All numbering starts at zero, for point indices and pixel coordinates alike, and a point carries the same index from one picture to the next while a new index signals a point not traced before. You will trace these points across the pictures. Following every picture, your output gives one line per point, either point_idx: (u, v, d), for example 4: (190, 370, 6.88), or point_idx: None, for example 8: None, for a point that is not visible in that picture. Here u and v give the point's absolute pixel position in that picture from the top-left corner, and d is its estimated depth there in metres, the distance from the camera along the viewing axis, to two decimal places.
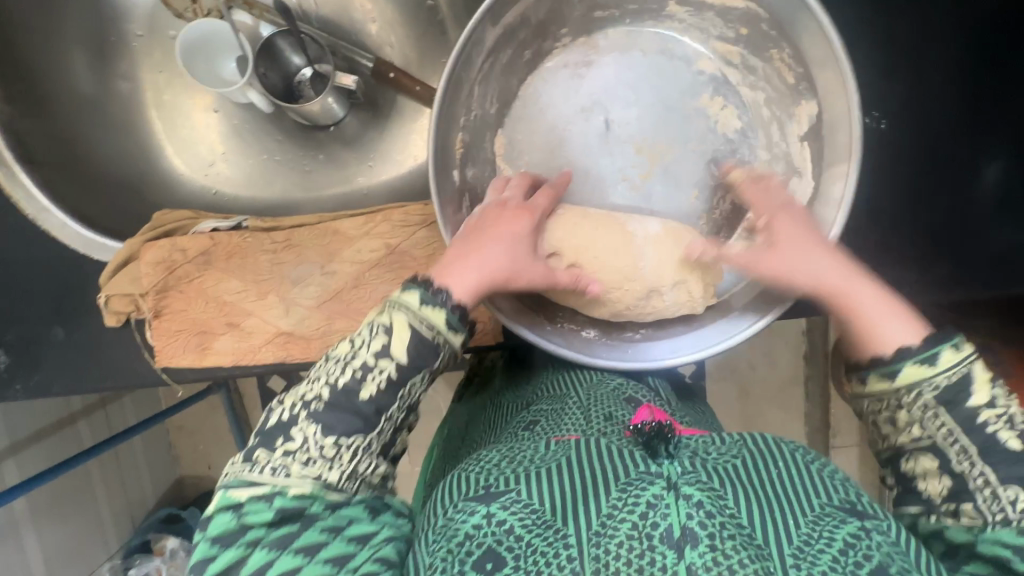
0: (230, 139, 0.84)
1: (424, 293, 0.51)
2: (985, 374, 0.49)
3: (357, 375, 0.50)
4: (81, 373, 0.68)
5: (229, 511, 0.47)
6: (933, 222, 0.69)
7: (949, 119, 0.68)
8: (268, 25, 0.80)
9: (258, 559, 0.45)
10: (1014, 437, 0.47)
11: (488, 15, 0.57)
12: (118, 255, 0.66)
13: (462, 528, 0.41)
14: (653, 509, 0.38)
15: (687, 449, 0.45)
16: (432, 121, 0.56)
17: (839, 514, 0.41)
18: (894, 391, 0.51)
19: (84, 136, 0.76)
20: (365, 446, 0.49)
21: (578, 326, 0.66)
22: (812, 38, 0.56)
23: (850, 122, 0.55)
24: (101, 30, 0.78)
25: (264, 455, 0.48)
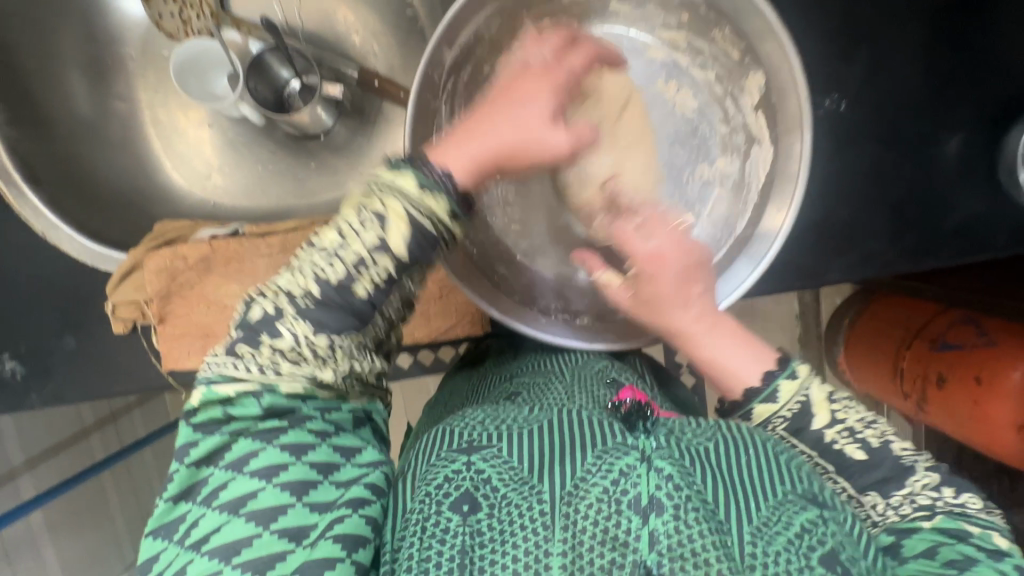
0: (225, 152, 0.88)
1: (422, 178, 0.49)
2: (821, 396, 0.56)
3: (350, 270, 0.48)
4: (95, 380, 0.72)
5: (213, 403, 0.48)
6: (898, 194, 0.72)
7: (902, 92, 0.71)
8: (256, 41, 0.83)
9: (243, 448, 0.46)
10: (859, 447, 0.53)
11: (443, 39, 0.60)
12: (123, 265, 0.69)
13: (442, 473, 0.45)
14: (624, 477, 0.41)
15: (665, 427, 0.48)
16: (408, 129, 0.60)
17: (801, 502, 0.44)
18: (758, 428, 0.57)
19: (85, 155, 0.80)
20: (359, 344, 0.50)
21: (571, 315, 0.69)
22: (748, 15, 0.58)
23: (794, 86, 0.58)
24: (96, 53, 0.82)
25: (247, 350, 0.48)
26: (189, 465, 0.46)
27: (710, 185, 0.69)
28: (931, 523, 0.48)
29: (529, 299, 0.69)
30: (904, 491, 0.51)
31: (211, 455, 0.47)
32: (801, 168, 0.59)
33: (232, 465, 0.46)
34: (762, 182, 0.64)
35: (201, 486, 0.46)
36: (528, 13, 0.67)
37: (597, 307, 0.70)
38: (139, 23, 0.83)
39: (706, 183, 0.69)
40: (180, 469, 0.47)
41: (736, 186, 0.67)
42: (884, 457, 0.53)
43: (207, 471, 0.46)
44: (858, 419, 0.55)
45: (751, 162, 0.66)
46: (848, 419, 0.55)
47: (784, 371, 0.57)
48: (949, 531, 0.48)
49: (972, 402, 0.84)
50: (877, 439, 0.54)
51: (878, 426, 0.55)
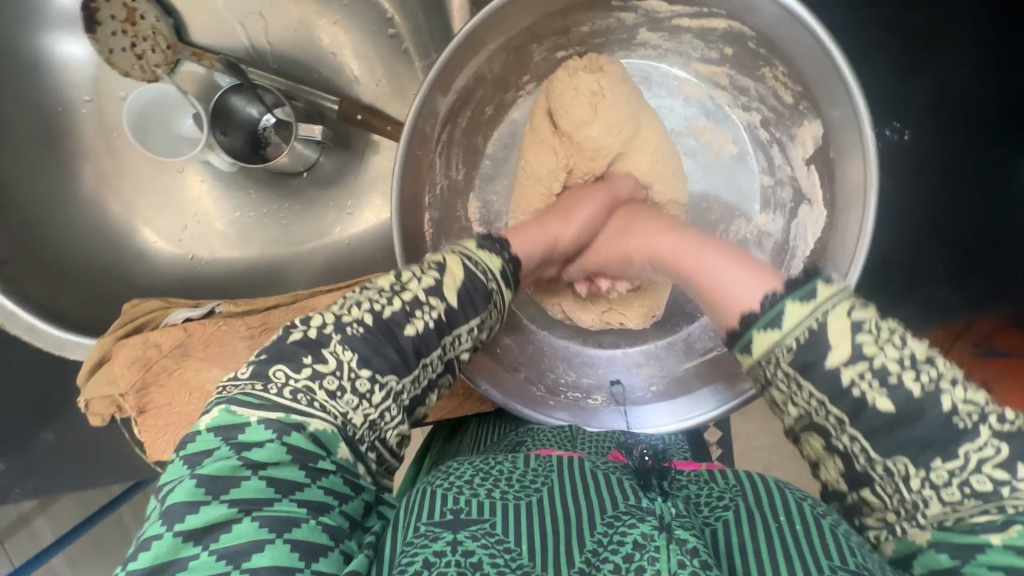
0: (199, 199, 0.79)
1: (486, 243, 0.53)
2: (843, 322, 0.38)
3: (406, 308, 0.47)
4: (79, 474, 0.67)
5: (225, 436, 0.38)
6: (963, 232, 0.62)
7: (982, 117, 0.59)
8: (223, 74, 0.75)
9: (241, 530, 0.34)
10: (887, 396, 0.37)
11: (436, 88, 0.50)
12: (90, 358, 0.62)
13: (420, 555, 0.35)
14: (639, 550, 0.34)
15: (682, 495, 0.42)
16: (394, 194, 0.50)
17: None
18: (760, 364, 0.41)
19: (44, 219, 0.72)
20: (398, 390, 0.45)
21: (585, 394, 0.63)
22: (807, 59, 0.49)
23: (861, 149, 0.47)
24: (45, 103, 0.73)
25: (284, 374, 0.42)
26: (173, 533, 0.34)
27: (749, 243, 0.61)
28: (1003, 537, 0.33)
29: (537, 378, 0.62)
30: (955, 464, 0.36)
31: (202, 531, 0.34)
32: (861, 248, 0.48)
33: (224, 554, 0.33)
34: (809, 250, 0.56)
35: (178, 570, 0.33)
36: (537, 47, 0.57)
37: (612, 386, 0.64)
38: (89, 64, 0.73)
39: (743, 241, 0.61)
40: (161, 536, 0.34)
41: (777, 249, 0.60)
42: (925, 410, 0.37)
43: (192, 550, 0.33)
44: (897, 354, 0.38)
45: (798, 223, 0.58)
46: (881, 358, 0.38)
47: (791, 292, 0.40)
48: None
49: None
50: (919, 385, 0.37)
51: (934, 366, 0.37)
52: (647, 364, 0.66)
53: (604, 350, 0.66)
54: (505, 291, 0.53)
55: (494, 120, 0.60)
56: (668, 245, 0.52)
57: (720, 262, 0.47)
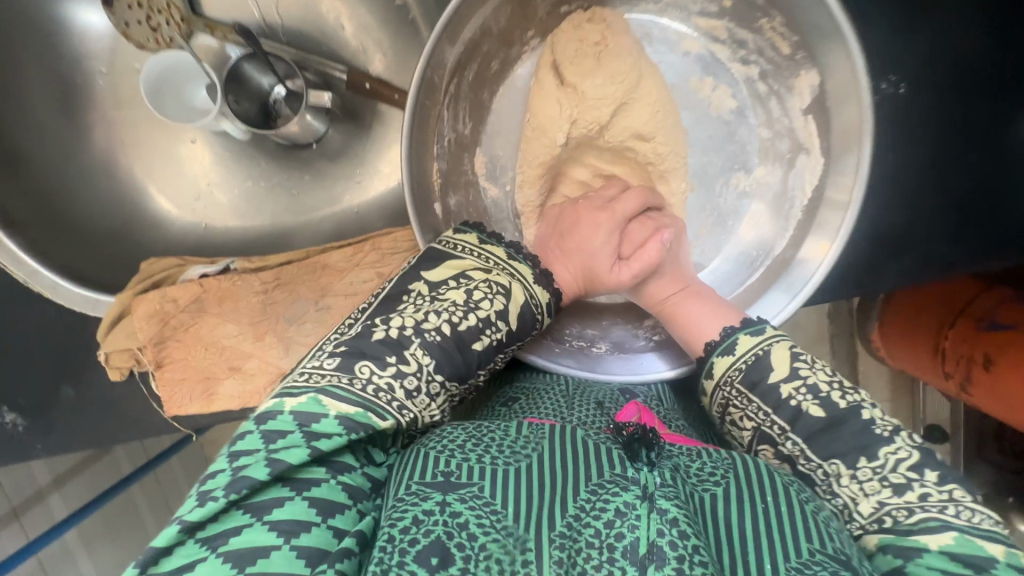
0: (212, 168, 0.82)
1: (537, 271, 0.54)
2: (783, 352, 0.49)
3: (478, 324, 0.50)
4: (98, 430, 0.69)
5: (297, 418, 0.42)
6: (960, 187, 0.64)
7: (974, 70, 0.61)
8: (233, 46, 0.76)
9: (270, 490, 0.38)
10: (818, 404, 0.47)
11: (445, 36, 0.52)
12: (111, 311, 0.64)
13: (410, 512, 0.38)
14: (620, 518, 0.36)
15: (669, 461, 0.42)
16: (404, 144, 0.52)
17: (831, 564, 0.36)
18: (720, 385, 0.51)
19: (63, 187, 0.75)
20: (450, 398, 0.51)
21: (587, 342, 0.64)
22: (808, 7, 0.52)
23: (858, 90, 0.52)
24: (64, 73, 0.75)
25: (369, 370, 0.46)
26: (217, 489, 0.37)
27: (748, 196, 0.63)
28: (938, 544, 0.39)
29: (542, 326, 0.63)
30: (876, 464, 0.44)
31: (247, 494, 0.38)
32: (856, 193, 0.53)
33: (251, 509, 0.37)
34: (807, 198, 0.59)
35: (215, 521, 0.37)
36: (542, 2, 0.59)
37: (615, 337, 0.65)
38: (106, 34, 0.75)
39: (742, 195, 0.63)
40: (217, 497, 0.37)
41: (776, 199, 0.62)
42: (847, 420, 0.46)
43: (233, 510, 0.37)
44: (827, 376, 0.48)
45: (795, 173, 0.61)
46: (813, 376, 0.48)
47: (745, 327, 0.52)
48: (969, 558, 0.38)
49: None
50: (845, 400, 0.46)
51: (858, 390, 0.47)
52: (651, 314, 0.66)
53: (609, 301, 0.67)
54: (548, 321, 0.57)
55: (500, 76, 0.62)
56: (673, 288, 0.58)
57: (702, 309, 0.56)
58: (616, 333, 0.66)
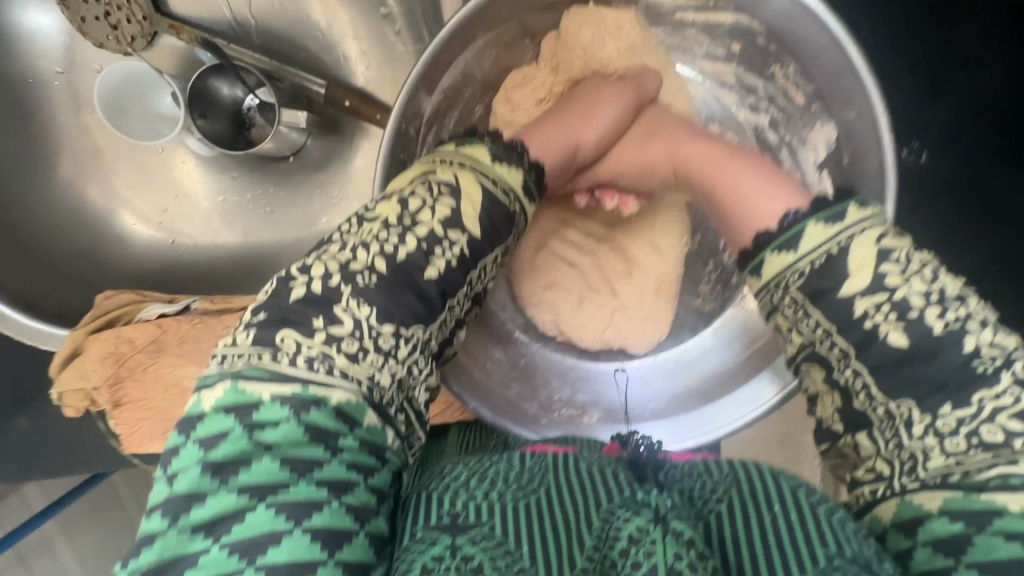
0: (180, 180, 0.76)
1: (497, 150, 0.49)
2: (868, 244, 0.40)
3: (422, 245, 0.44)
4: (53, 461, 0.66)
5: (234, 414, 0.36)
6: (978, 261, 0.63)
7: (1004, 134, 0.61)
8: (204, 50, 0.70)
9: (259, 521, 0.33)
10: (901, 331, 0.39)
11: (422, 82, 0.50)
12: (62, 350, 0.60)
13: (419, 561, 0.34)
14: (635, 546, 0.33)
15: (677, 482, 0.40)
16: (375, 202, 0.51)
17: (853, 568, 0.33)
18: (768, 288, 0.44)
19: (17, 198, 0.69)
20: (425, 340, 0.44)
21: (578, 410, 0.61)
22: (825, 52, 0.47)
23: (877, 150, 0.46)
24: (14, 71, 0.68)
25: (292, 343, 0.38)
26: (180, 529, 0.33)
27: None
28: (1023, 505, 0.33)
29: (528, 397, 0.61)
30: (968, 412, 0.37)
31: (210, 523, 0.33)
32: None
33: (239, 549, 0.32)
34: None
35: (188, 566, 0.32)
36: (529, 44, 0.58)
37: (609, 401, 0.62)
38: (60, 30, 0.69)
39: None
40: (169, 530, 0.33)
41: None
42: (940, 349, 0.38)
43: (201, 544, 0.32)
44: (924, 287, 0.39)
45: None
46: (903, 290, 0.39)
47: (821, 212, 0.42)
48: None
49: None
50: (942, 322, 0.38)
51: (961, 307, 0.39)
52: (650, 376, 0.63)
53: (599, 364, 0.64)
54: (529, 203, 0.51)
55: (485, 120, 0.60)
56: (681, 144, 0.54)
57: (750, 179, 0.49)
58: (610, 399, 0.62)
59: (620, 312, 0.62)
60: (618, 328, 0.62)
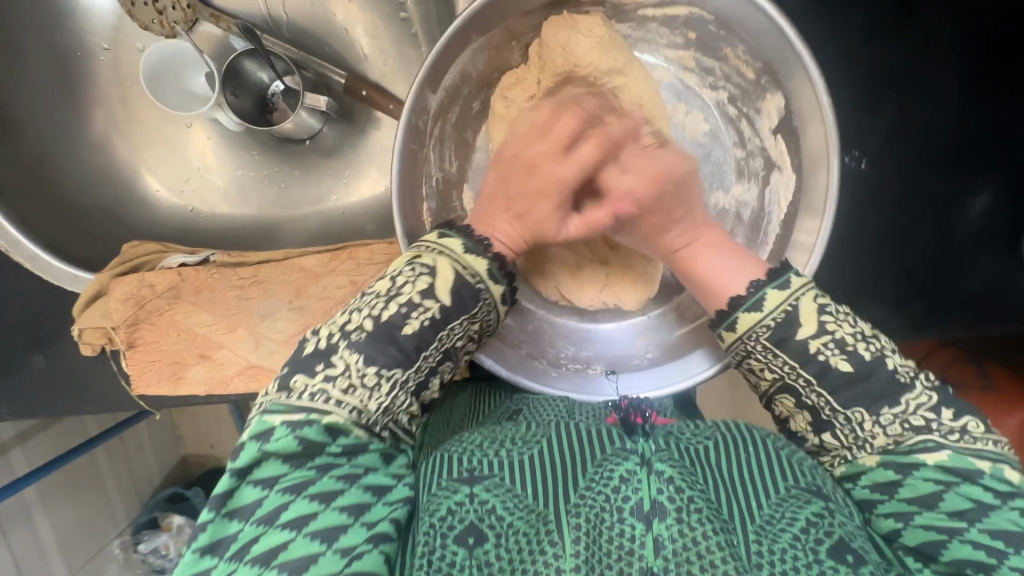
0: (206, 155, 0.83)
1: (466, 241, 0.54)
2: (811, 306, 0.50)
3: (402, 310, 0.50)
4: (63, 399, 0.71)
5: (257, 440, 0.45)
6: (911, 263, 0.69)
7: (934, 148, 0.67)
8: (237, 37, 0.78)
9: (272, 500, 0.43)
10: (846, 359, 0.48)
11: (427, 81, 0.58)
12: (87, 290, 0.66)
13: (444, 504, 0.43)
14: (625, 483, 0.41)
15: (663, 431, 0.49)
16: (393, 183, 0.57)
17: (804, 495, 0.44)
18: (742, 340, 0.52)
19: (56, 158, 0.76)
20: (403, 381, 0.50)
21: (584, 364, 0.67)
22: (767, 35, 0.56)
23: (820, 114, 0.55)
24: (66, 45, 0.76)
25: (303, 381, 0.47)
26: (222, 515, 0.43)
27: (726, 213, 0.68)
28: (935, 460, 0.45)
29: (539, 352, 0.67)
30: (897, 409, 0.47)
31: (241, 507, 0.44)
32: (831, 189, 0.56)
33: (262, 519, 0.43)
34: (784, 212, 0.63)
35: (228, 543, 0.42)
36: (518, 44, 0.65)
37: (609, 356, 0.68)
38: (108, 10, 0.76)
39: (722, 212, 0.68)
40: (213, 519, 0.43)
41: (753, 219, 0.66)
42: (875, 369, 0.48)
43: (235, 526, 0.43)
44: (855, 328, 0.50)
45: (771, 190, 0.65)
46: (840, 330, 0.49)
47: (773, 280, 0.51)
48: (961, 470, 0.45)
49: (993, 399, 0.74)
50: (870, 351, 0.48)
51: (878, 340, 0.50)
52: (644, 333, 0.69)
53: (598, 326, 0.70)
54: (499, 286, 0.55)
55: (482, 115, 0.69)
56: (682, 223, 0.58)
57: (717, 255, 0.57)
58: (610, 355, 0.68)
59: (612, 274, 0.69)
60: (612, 290, 0.68)
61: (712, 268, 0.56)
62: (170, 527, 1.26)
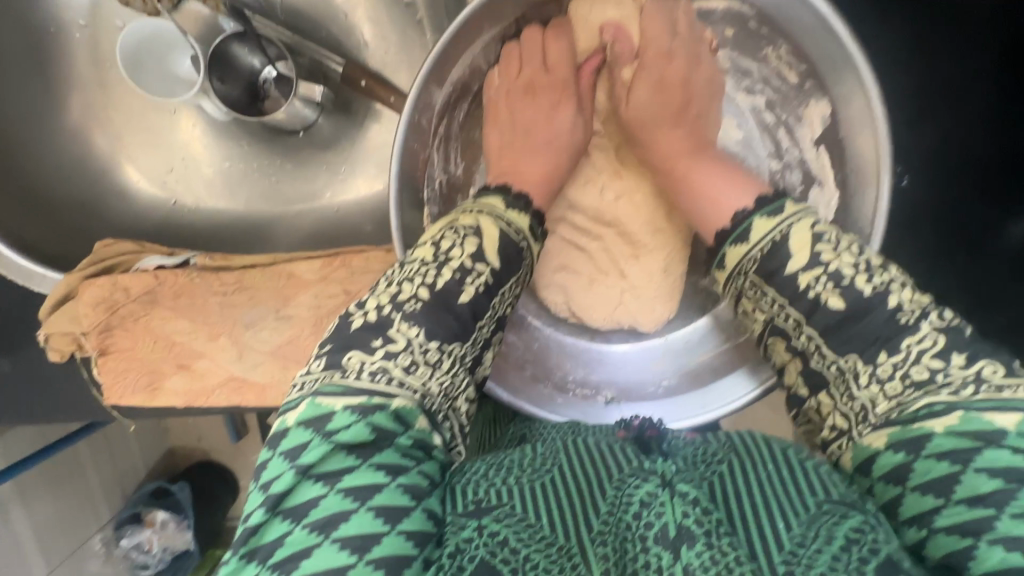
0: (193, 146, 0.77)
1: (507, 199, 0.52)
2: (802, 236, 0.44)
3: (456, 277, 0.46)
4: (30, 407, 0.65)
5: (312, 427, 0.38)
6: (947, 287, 0.66)
7: (976, 165, 0.63)
8: (227, 19, 0.70)
9: (333, 504, 0.36)
10: (839, 295, 0.42)
11: (433, 78, 0.52)
12: (55, 293, 0.61)
13: (452, 538, 0.37)
14: (646, 509, 0.36)
15: (678, 442, 0.43)
16: (392, 188, 0.52)
17: (841, 509, 0.37)
18: (734, 276, 0.49)
19: (25, 143, 0.70)
20: (462, 356, 0.46)
21: (593, 390, 0.63)
22: (820, 37, 0.51)
23: (871, 118, 0.51)
24: (38, 21, 0.69)
25: (359, 359, 0.41)
26: (275, 512, 0.36)
27: None
28: (944, 425, 0.37)
29: (545, 375, 0.62)
30: (897, 358, 0.41)
31: (297, 508, 0.36)
32: (880, 208, 0.51)
33: (317, 526, 0.35)
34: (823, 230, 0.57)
35: (276, 548, 0.35)
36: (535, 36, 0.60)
37: (621, 383, 0.63)
38: None
39: None
40: (271, 518, 0.36)
41: None
42: (873, 308, 0.42)
43: (287, 527, 0.36)
44: (854, 260, 0.43)
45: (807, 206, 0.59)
46: (837, 264, 0.43)
47: (762, 208, 0.47)
48: (977, 432, 0.36)
49: None
50: (871, 286, 0.42)
51: (886, 273, 0.42)
52: (660, 359, 0.64)
53: (610, 347, 0.65)
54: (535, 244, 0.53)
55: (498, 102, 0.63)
56: (671, 148, 0.57)
57: (718, 178, 0.53)
58: (622, 379, 0.64)
59: (631, 292, 0.63)
60: (629, 308, 0.63)
61: (708, 186, 0.52)
62: (153, 523, 1.22)
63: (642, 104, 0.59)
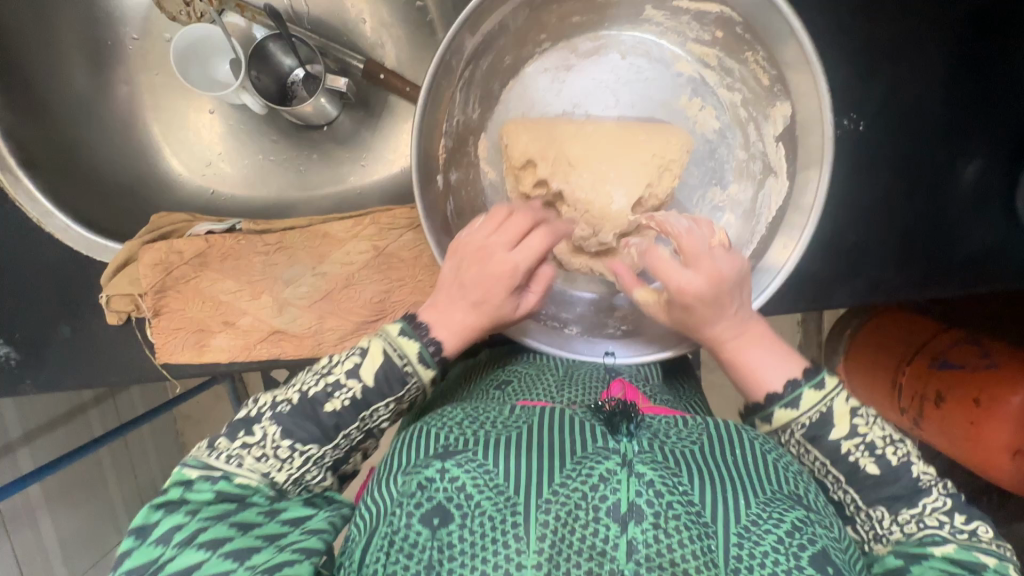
0: (229, 141, 0.86)
1: (406, 326, 0.57)
2: (845, 409, 0.53)
3: (327, 388, 0.54)
4: (85, 371, 0.71)
5: (179, 481, 0.50)
6: (909, 221, 0.72)
7: (925, 118, 0.70)
8: (261, 28, 0.81)
9: (191, 526, 0.47)
10: (874, 462, 0.52)
11: (467, 26, 0.59)
12: (117, 257, 0.68)
13: (415, 479, 0.44)
14: (604, 483, 0.41)
15: (648, 430, 0.48)
16: (414, 142, 0.58)
17: (788, 501, 0.45)
18: (777, 432, 0.55)
19: (83, 140, 0.79)
20: (317, 457, 0.53)
21: (561, 323, 0.69)
22: (786, 43, 0.59)
23: (821, 123, 0.59)
24: (98, 35, 0.80)
25: (224, 444, 0.53)
26: (142, 543, 0.48)
27: (720, 209, 0.71)
28: (943, 551, 0.49)
29: None
30: (915, 510, 0.51)
31: (162, 536, 0.48)
32: (827, 150, 0.59)
33: (180, 543, 0.46)
34: (773, 215, 0.67)
35: (149, 565, 0.46)
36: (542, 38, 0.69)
37: (588, 320, 0.71)
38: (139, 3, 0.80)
39: (716, 208, 0.71)
40: (140, 547, 0.48)
41: (746, 215, 0.70)
42: (899, 475, 0.52)
43: (158, 551, 0.47)
44: (884, 432, 0.53)
45: (765, 193, 0.68)
46: (870, 432, 0.53)
47: (809, 379, 0.54)
48: (966, 562, 0.48)
49: (967, 423, 0.79)
50: (897, 456, 0.53)
51: (905, 444, 0.54)
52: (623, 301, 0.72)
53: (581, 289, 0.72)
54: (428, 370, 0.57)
55: (511, 71, 0.70)
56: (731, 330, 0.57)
57: (759, 353, 0.57)
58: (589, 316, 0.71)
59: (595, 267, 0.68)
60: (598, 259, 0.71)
61: (750, 359, 0.57)
62: None
63: (695, 284, 0.55)
